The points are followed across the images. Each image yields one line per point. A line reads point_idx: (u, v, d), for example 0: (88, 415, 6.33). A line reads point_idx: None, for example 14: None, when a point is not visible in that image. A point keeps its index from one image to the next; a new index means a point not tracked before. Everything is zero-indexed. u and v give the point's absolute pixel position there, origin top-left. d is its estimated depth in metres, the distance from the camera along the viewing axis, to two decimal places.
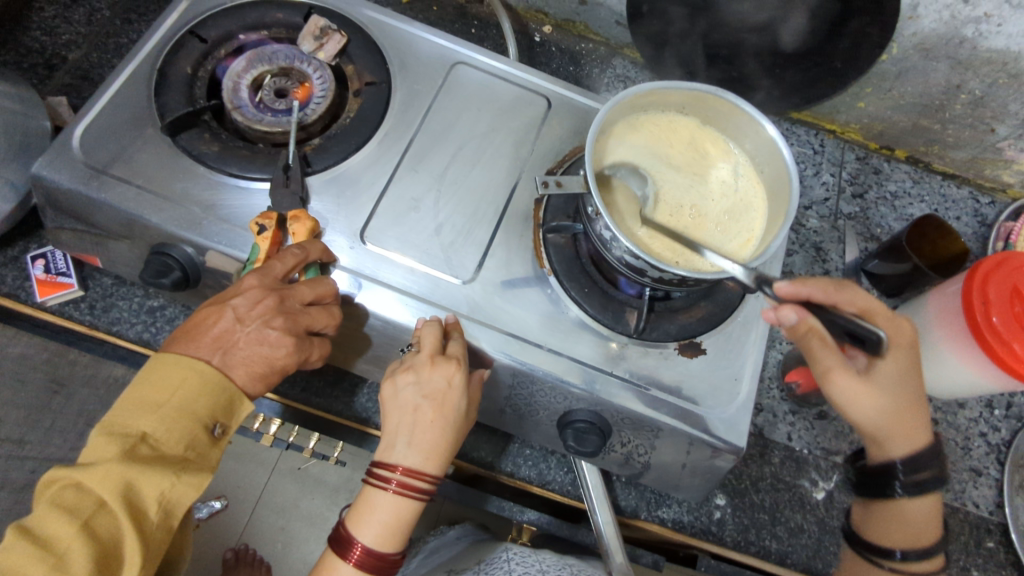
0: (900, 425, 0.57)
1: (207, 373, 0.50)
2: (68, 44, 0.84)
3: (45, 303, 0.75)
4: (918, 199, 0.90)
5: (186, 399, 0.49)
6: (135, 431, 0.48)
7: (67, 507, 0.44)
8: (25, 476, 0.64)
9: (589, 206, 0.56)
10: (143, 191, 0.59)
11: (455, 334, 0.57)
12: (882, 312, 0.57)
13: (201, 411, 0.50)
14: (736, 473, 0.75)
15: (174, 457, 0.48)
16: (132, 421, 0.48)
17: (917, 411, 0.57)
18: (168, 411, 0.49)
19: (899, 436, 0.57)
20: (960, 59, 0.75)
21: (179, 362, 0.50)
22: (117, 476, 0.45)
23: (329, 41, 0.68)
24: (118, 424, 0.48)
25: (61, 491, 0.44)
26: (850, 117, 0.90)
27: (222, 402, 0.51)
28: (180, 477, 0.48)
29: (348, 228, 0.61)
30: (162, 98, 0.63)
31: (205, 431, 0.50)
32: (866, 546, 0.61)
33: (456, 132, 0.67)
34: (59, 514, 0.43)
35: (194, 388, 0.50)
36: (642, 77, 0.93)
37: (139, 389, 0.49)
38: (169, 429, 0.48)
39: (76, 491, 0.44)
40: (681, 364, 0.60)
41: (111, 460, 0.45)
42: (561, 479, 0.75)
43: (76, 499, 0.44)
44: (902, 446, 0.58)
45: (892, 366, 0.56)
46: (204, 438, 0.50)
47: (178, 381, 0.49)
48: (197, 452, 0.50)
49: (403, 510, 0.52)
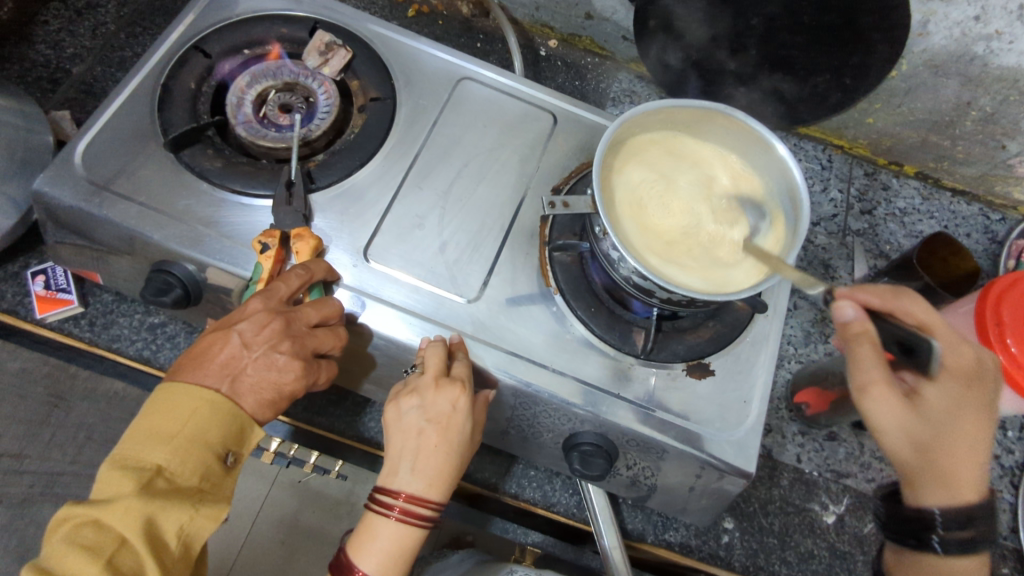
0: (936, 465, 0.50)
1: (216, 401, 0.49)
2: (73, 58, 0.84)
3: (45, 320, 0.74)
4: (928, 216, 0.89)
5: (200, 430, 0.48)
6: (149, 464, 0.46)
7: (88, 546, 0.43)
8: (24, 491, 0.63)
9: (597, 226, 0.56)
10: (146, 208, 0.59)
11: (461, 355, 0.56)
12: (944, 332, 0.53)
13: (214, 441, 0.49)
14: (745, 496, 0.73)
15: (189, 488, 0.48)
16: (146, 454, 0.47)
17: (968, 451, 0.50)
18: (181, 442, 0.48)
19: (933, 476, 0.50)
20: (971, 75, 0.74)
21: (189, 392, 0.49)
22: (137, 511, 0.44)
23: (334, 56, 0.67)
24: (130, 457, 0.47)
25: (79, 529, 0.43)
26: (857, 133, 0.90)
27: (233, 430, 0.50)
28: (198, 509, 0.47)
29: (351, 245, 0.60)
30: (165, 113, 0.63)
31: (218, 460, 0.49)
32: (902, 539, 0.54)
33: (461, 148, 0.67)
34: (81, 554, 0.42)
35: (206, 418, 0.49)
36: (649, 91, 0.92)
37: (150, 419, 0.48)
38: (183, 460, 0.47)
39: (95, 529, 0.44)
40: (690, 385, 0.59)
41: (128, 495, 0.44)
42: (567, 501, 0.74)
43: (96, 537, 0.43)
44: (942, 492, 0.50)
45: (943, 397, 0.50)
46: (217, 467, 0.49)
47: (190, 411, 0.49)
48: (211, 482, 0.49)
49: (408, 538, 0.51)
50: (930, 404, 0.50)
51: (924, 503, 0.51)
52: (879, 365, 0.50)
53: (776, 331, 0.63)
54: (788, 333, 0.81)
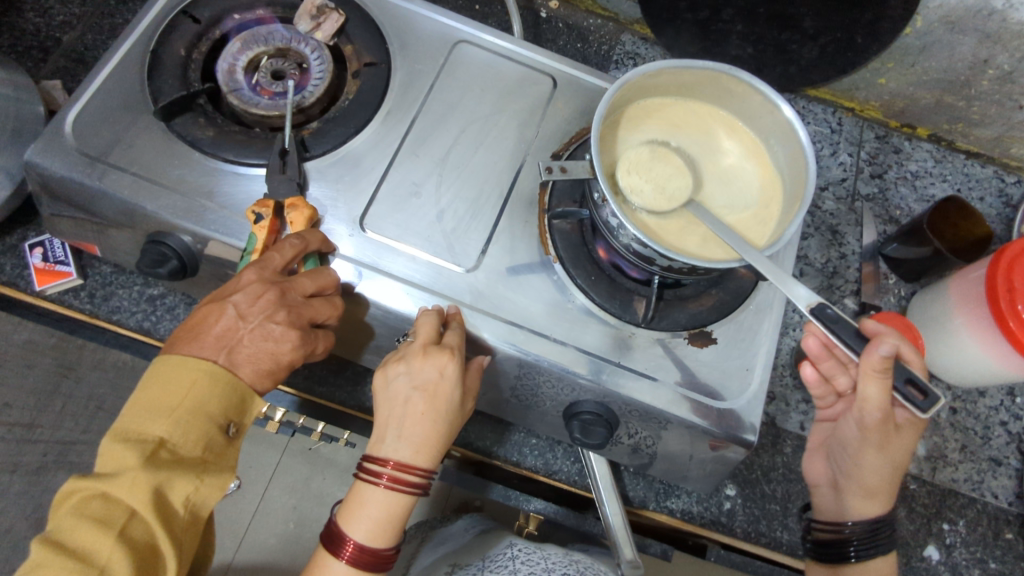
0: (887, 483, 0.58)
1: (215, 373, 0.49)
2: (62, 26, 0.82)
3: (45, 292, 0.74)
4: (940, 179, 0.87)
5: (200, 402, 0.48)
6: (152, 437, 0.46)
7: (98, 518, 0.43)
8: (39, 459, 0.67)
9: (596, 192, 0.54)
10: (139, 178, 0.58)
11: (455, 324, 0.55)
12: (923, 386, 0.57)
13: (215, 412, 0.49)
14: (747, 463, 0.73)
15: (193, 459, 0.48)
16: (148, 427, 0.47)
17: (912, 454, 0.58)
18: (181, 414, 0.47)
19: (880, 492, 0.58)
20: (989, 32, 0.71)
21: (188, 364, 0.49)
22: (144, 483, 0.44)
23: (327, 20, 0.65)
24: (132, 430, 0.47)
25: (87, 502, 0.44)
26: (869, 94, 0.87)
27: (234, 401, 0.50)
28: (203, 479, 0.48)
29: (348, 215, 0.59)
30: (156, 81, 0.61)
31: (219, 431, 0.49)
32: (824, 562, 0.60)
33: (459, 113, 0.65)
34: (91, 526, 0.43)
35: (205, 390, 0.49)
36: (653, 54, 0.90)
37: (150, 393, 0.48)
38: (185, 431, 0.47)
39: (104, 501, 0.44)
40: (691, 353, 0.58)
41: (133, 468, 0.44)
42: (568, 469, 0.73)
43: (105, 510, 0.44)
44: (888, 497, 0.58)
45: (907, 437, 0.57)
46: (220, 438, 0.49)
47: (189, 383, 0.48)
48: (215, 453, 0.49)
49: (396, 505, 0.52)
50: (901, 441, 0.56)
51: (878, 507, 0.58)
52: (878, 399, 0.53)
53: (781, 298, 0.61)
54: (794, 301, 0.79)
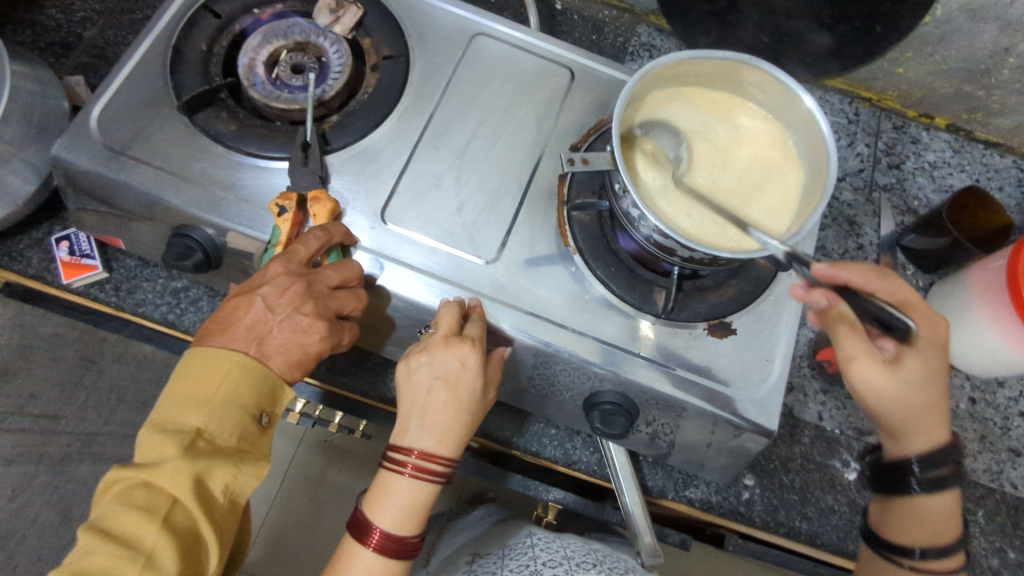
0: (917, 415, 0.52)
1: (247, 363, 0.50)
2: (83, 21, 0.83)
3: (71, 285, 0.73)
4: (958, 169, 0.87)
5: (234, 392, 0.49)
6: (189, 426, 0.47)
7: (142, 506, 0.44)
8: (63, 451, 0.70)
9: (616, 183, 0.55)
10: (163, 172, 0.59)
11: (476, 316, 0.56)
12: (919, 304, 0.51)
13: (248, 402, 0.50)
14: (766, 453, 0.73)
15: (229, 448, 0.49)
16: (184, 417, 0.48)
17: (938, 404, 0.51)
18: (217, 405, 0.48)
19: (913, 428, 0.52)
20: (1010, 20, 0.71)
21: (222, 355, 0.50)
22: (184, 473, 0.45)
23: (345, 14, 0.65)
24: (170, 420, 0.48)
25: (130, 490, 0.45)
26: (886, 84, 0.87)
27: (266, 391, 0.51)
28: (240, 467, 0.48)
29: (368, 208, 0.59)
30: (178, 76, 0.62)
31: (253, 421, 0.50)
32: (883, 544, 0.56)
33: (477, 104, 0.65)
34: (136, 514, 0.44)
35: (237, 380, 0.49)
36: (668, 45, 0.90)
37: (185, 383, 0.49)
38: (221, 422, 0.48)
39: (146, 490, 0.45)
40: (710, 344, 0.58)
41: (173, 457, 0.45)
42: (587, 459, 0.74)
43: (149, 497, 0.45)
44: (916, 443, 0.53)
45: (919, 363, 0.50)
46: (254, 427, 0.50)
47: (222, 374, 0.49)
48: (250, 442, 0.50)
49: (420, 494, 0.52)
50: (909, 371, 0.50)
51: (902, 451, 0.54)
52: (859, 339, 0.49)
53: None
54: None
